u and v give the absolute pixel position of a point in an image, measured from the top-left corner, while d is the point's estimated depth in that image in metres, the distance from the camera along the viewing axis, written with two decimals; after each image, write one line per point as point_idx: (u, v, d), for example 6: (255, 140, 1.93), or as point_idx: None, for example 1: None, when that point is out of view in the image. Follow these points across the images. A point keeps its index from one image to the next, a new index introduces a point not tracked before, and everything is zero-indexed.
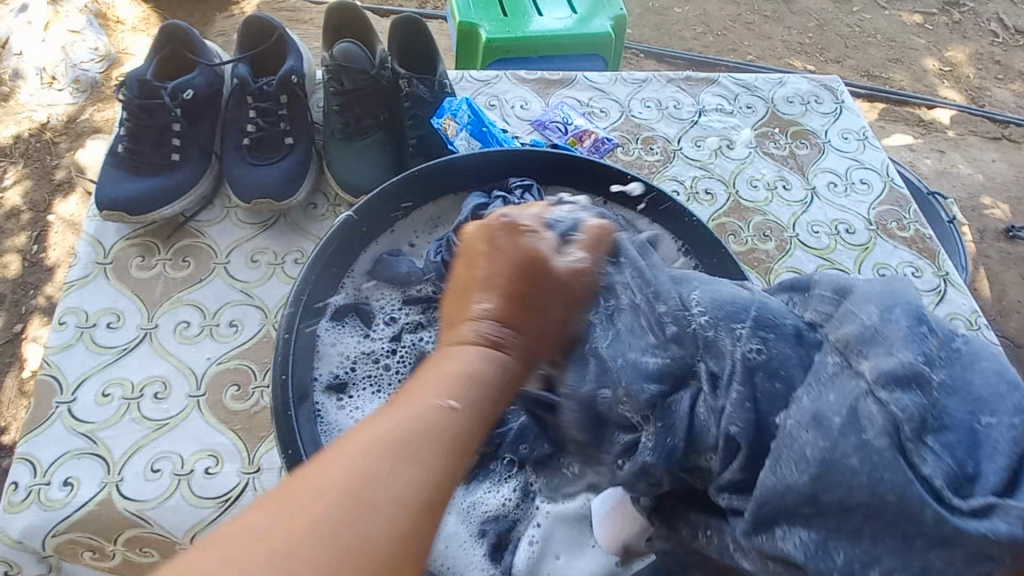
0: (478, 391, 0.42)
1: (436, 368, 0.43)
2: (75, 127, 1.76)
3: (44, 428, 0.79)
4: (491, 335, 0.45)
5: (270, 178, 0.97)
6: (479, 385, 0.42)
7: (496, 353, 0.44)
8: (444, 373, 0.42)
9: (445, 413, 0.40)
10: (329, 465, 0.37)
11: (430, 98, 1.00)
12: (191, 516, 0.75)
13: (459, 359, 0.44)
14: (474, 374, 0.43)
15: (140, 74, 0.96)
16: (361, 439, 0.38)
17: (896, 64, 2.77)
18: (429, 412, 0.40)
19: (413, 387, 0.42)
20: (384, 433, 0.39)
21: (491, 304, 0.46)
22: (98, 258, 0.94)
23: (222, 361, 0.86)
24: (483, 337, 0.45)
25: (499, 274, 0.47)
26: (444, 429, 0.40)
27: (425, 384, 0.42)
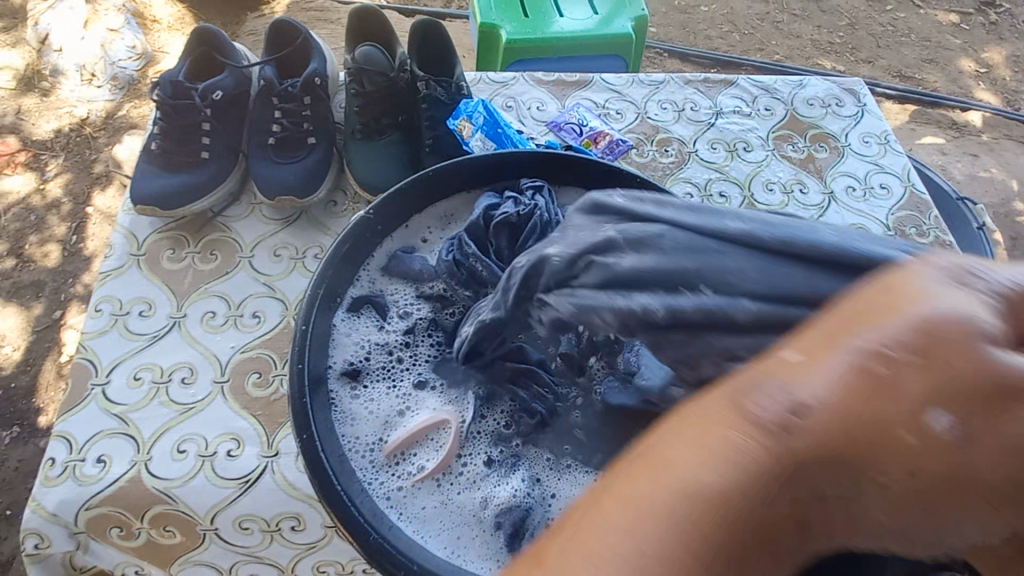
0: (712, 540, 0.31)
1: (684, 475, 0.32)
2: (113, 123, 1.84)
3: (80, 409, 0.85)
4: (760, 466, 0.32)
5: (293, 176, 1.01)
6: (725, 528, 0.31)
7: (751, 491, 0.31)
8: (666, 488, 0.32)
9: (668, 541, 0.31)
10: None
11: (447, 100, 1.04)
12: (213, 496, 0.79)
13: (695, 473, 0.32)
14: (714, 517, 0.31)
15: (173, 76, 1.01)
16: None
17: (929, 64, 2.70)
18: (652, 528, 0.31)
19: (652, 475, 0.33)
20: (618, 533, 0.32)
21: (798, 414, 0.32)
22: (132, 250, 0.99)
23: (245, 350, 0.90)
24: (742, 465, 0.32)
25: (847, 363, 0.33)
26: (688, 561, 0.31)
27: (640, 495, 0.32)
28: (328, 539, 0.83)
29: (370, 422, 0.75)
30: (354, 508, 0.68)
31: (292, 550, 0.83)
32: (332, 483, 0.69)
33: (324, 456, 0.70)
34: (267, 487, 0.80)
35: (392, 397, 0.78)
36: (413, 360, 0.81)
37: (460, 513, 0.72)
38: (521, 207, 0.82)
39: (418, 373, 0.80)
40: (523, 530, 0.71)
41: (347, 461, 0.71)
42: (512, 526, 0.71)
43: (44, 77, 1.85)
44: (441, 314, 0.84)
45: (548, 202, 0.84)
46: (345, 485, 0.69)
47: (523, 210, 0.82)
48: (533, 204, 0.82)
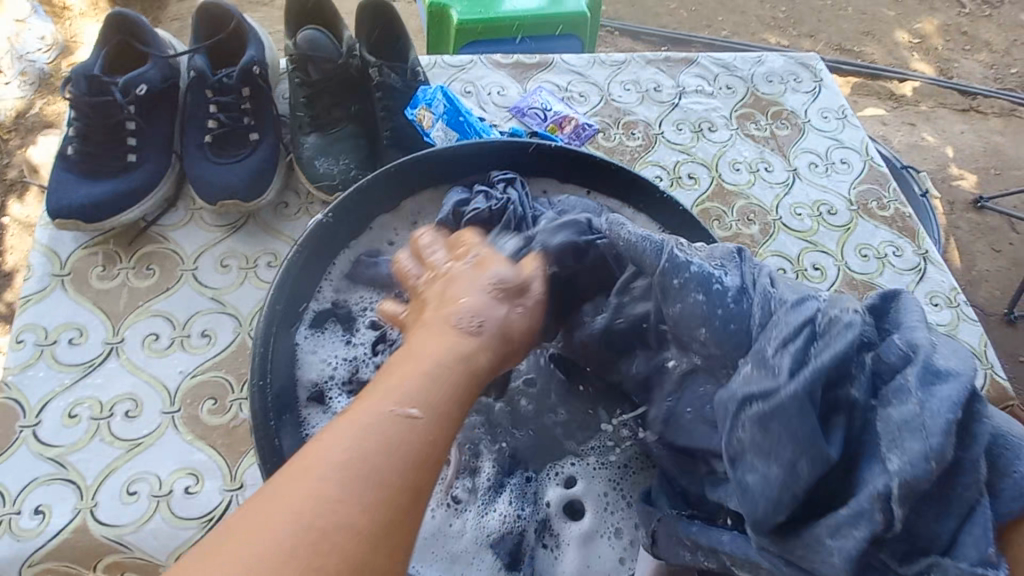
0: (438, 392, 0.43)
1: (407, 367, 0.45)
2: (25, 122, 1.65)
3: (8, 455, 0.75)
4: (461, 340, 0.48)
5: (236, 178, 0.92)
6: (448, 383, 0.44)
7: (461, 359, 0.46)
8: (415, 386, 0.43)
9: (403, 417, 0.40)
10: (348, 429, 0.39)
11: (403, 87, 0.96)
12: (173, 538, 0.71)
13: (431, 357, 0.45)
14: (452, 381, 0.44)
15: (87, 69, 0.89)
16: (365, 415, 0.40)
17: (867, 37, 2.78)
18: (387, 412, 0.40)
19: (387, 381, 0.43)
20: (346, 437, 0.39)
21: (468, 314, 0.50)
22: (55, 269, 0.88)
23: (196, 374, 0.82)
24: (453, 340, 0.47)
25: (480, 298, 0.52)
26: (401, 429, 0.40)
27: (388, 396, 0.42)
28: None
29: None
30: None
31: None
32: None
33: None
34: None
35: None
36: None
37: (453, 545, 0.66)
38: (493, 202, 0.77)
39: None
40: (523, 552, 0.67)
41: None
42: (510, 553, 0.67)
43: None
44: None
45: (521, 196, 0.79)
46: None
47: (496, 206, 0.77)
48: (506, 198, 0.77)
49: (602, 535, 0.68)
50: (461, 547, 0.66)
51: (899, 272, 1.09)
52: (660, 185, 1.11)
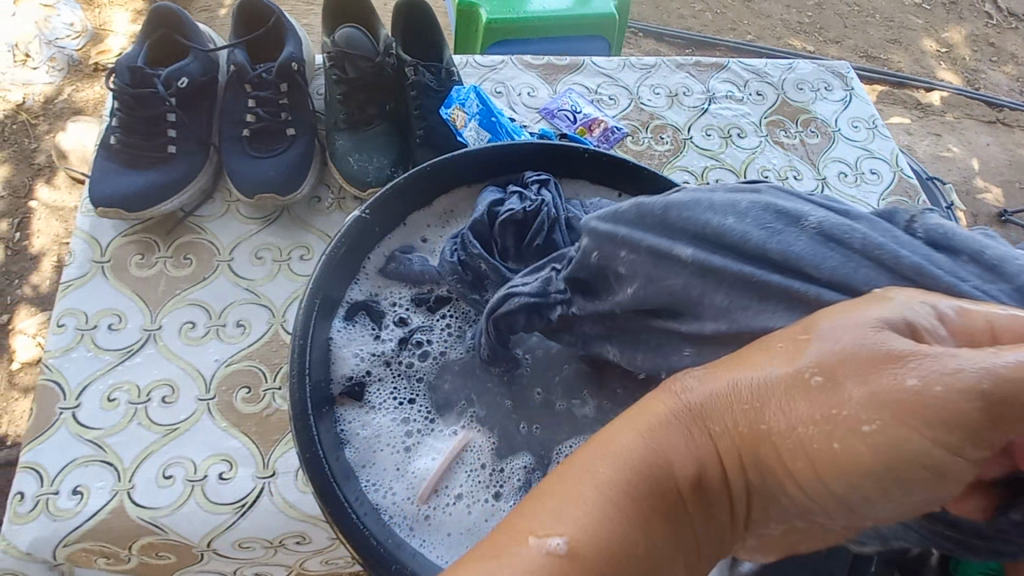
0: (603, 517, 0.34)
1: (576, 473, 0.36)
2: (53, 108, 1.68)
3: (49, 435, 0.77)
4: (676, 439, 0.37)
5: (272, 171, 0.93)
6: (621, 497, 0.35)
7: (661, 459, 0.36)
8: (591, 493, 0.35)
9: (552, 550, 0.33)
10: (487, 562, 0.33)
11: (437, 86, 0.97)
12: (206, 522, 0.73)
13: (629, 442, 0.37)
14: (623, 490, 0.35)
15: (131, 61, 0.91)
16: (513, 543, 0.34)
17: (894, 44, 2.75)
18: (535, 542, 0.33)
19: (558, 490, 0.36)
20: (488, 566, 0.33)
21: (698, 392, 0.38)
22: (95, 256, 0.90)
23: (230, 363, 0.84)
24: (656, 439, 0.37)
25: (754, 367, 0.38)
26: (554, 571, 0.32)
27: (573, 483, 0.36)
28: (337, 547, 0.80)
29: (376, 438, 0.71)
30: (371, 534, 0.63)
31: (298, 555, 0.80)
32: (343, 510, 0.64)
33: (329, 472, 0.65)
34: (266, 509, 0.75)
35: (395, 416, 0.72)
36: (415, 369, 0.76)
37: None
38: (528, 204, 0.78)
39: (423, 382, 0.75)
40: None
41: (354, 476, 0.67)
42: None
43: None
44: (441, 318, 0.79)
45: (555, 198, 0.80)
46: (359, 512, 0.64)
47: (529, 206, 0.78)
48: (540, 200, 0.78)
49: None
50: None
51: None
52: None
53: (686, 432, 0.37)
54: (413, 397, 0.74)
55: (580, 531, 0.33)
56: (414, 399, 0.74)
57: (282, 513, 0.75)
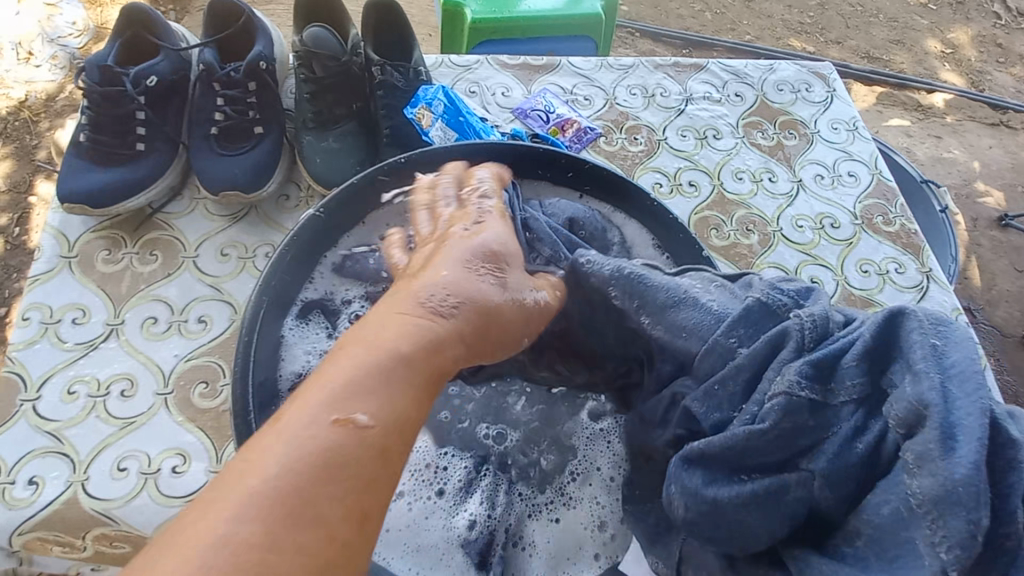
0: (384, 394, 0.42)
1: (327, 376, 0.42)
2: (55, 106, 1.71)
3: (9, 427, 0.78)
4: (422, 329, 0.46)
5: (238, 169, 0.94)
6: (381, 381, 0.42)
7: (418, 347, 0.45)
8: (389, 364, 0.43)
9: (350, 424, 0.40)
10: (297, 417, 0.40)
11: (405, 86, 0.98)
12: (159, 514, 0.74)
13: (390, 335, 0.45)
14: (387, 368, 0.43)
15: (100, 60, 0.92)
16: (303, 424, 0.39)
17: (897, 45, 2.71)
18: (333, 420, 0.39)
19: (305, 395, 0.41)
20: (270, 451, 0.38)
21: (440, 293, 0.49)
22: (62, 252, 0.91)
23: (190, 358, 0.85)
24: (405, 333, 0.45)
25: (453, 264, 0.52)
26: (353, 438, 0.39)
27: (344, 377, 0.42)
28: None
29: None
30: None
31: None
32: None
33: None
34: None
35: None
36: None
37: (425, 539, 0.68)
38: None
39: None
40: (495, 550, 0.68)
41: None
42: (480, 552, 0.68)
43: None
44: None
45: (513, 198, 0.79)
46: None
47: None
48: None
49: (585, 532, 0.69)
50: (431, 542, 0.68)
51: (900, 289, 1.07)
52: (659, 193, 1.11)
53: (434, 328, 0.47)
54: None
55: (294, 470, 0.37)
56: None
57: None
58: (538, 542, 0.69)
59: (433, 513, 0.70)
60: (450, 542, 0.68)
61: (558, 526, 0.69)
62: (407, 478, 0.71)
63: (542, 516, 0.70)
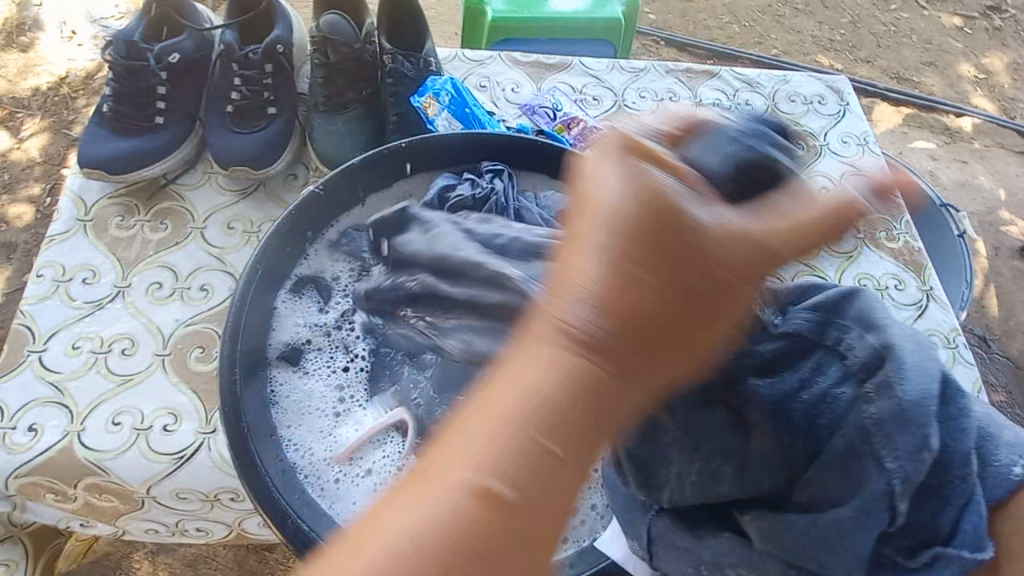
0: (509, 448, 0.38)
1: (444, 446, 0.40)
2: (92, 83, 1.79)
3: (15, 376, 0.82)
4: (571, 360, 0.40)
5: (249, 146, 0.98)
6: (512, 434, 0.39)
7: (563, 382, 0.40)
8: (475, 449, 0.39)
9: (465, 487, 0.38)
10: (416, 492, 0.38)
11: (414, 76, 1.00)
12: (148, 469, 0.78)
13: (540, 374, 0.40)
14: (528, 413, 0.39)
15: (127, 35, 0.97)
16: (446, 487, 0.38)
17: (928, 67, 2.66)
18: (457, 484, 0.38)
19: (425, 469, 0.39)
20: (413, 507, 0.38)
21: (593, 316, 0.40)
22: (79, 215, 0.96)
23: (189, 323, 0.88)
24: (554, 365, 0.40)
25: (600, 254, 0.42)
26: (471, 504, 0.37)
27: (473, 431, 0.39)
28: None
29: (306, 407, 0.74)
30: (283, 497, 0.68)
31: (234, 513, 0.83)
32: (254, 466, 0.68)
33: (248, 430, 0.69)
34: (203, 463, 0.79)
35: (327, 386, 0.76)
36: (352, 342, 0.78)
37: None
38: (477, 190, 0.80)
39: (360, 358, 0.78)
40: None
41: (278, 436, 0.71)
42: None
43: (24, 32, 1.81)
44: None
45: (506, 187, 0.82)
46: (273, 471, 0.69)
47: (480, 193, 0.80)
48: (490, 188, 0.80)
49: None
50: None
51: (897, 305, 1.06)
52: None
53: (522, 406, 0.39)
54: (345, 368, 0.77)
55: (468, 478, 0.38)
56: (349, 372, 0.77)
57: (218, 469, 0.79)
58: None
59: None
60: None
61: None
62: (380, 452, 0.73)
63: None
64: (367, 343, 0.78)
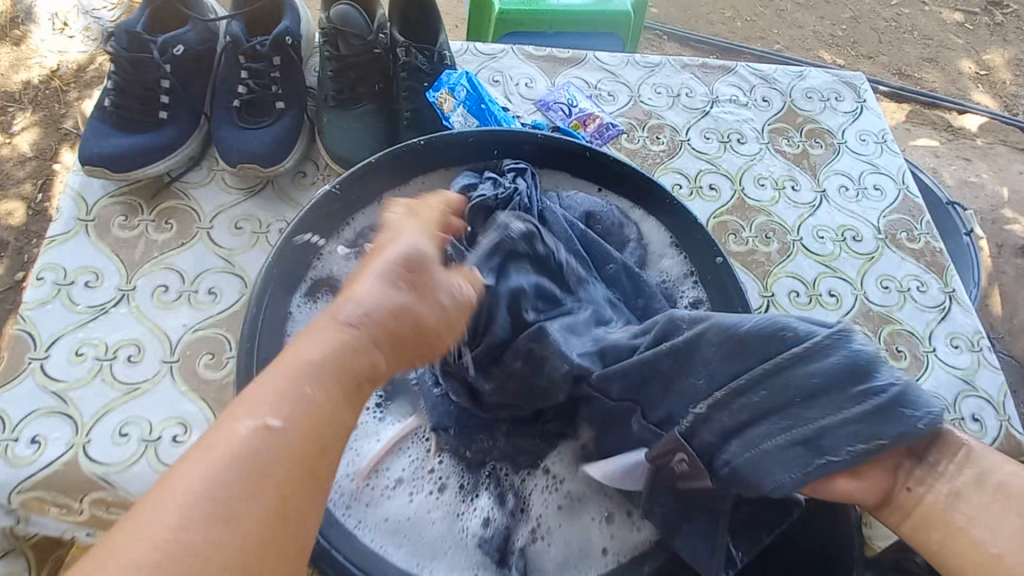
0: (289, 399, 0.41)
1: (208, 447, 0.39)
2: (84, 76, 1.73)
3: (15, 385, 0.79)
4: (332, 341, 0.45)
5: (258, 143, 0.94)
6: (274, 398, 0.41)
7: (336, 349, 0.45)
8: (244, 444, 0.38)
9: (265, 427, 0.39)
10: (196, 460, 0.38)
11: (429, 69, 0.97)
12: (157, 482, 0.75)
13: (309, 349, 0.44)
14: (298, 404, 0.41)
15: (130, 26, 0.93)
16: (219, 439, 0.39)
17: (930, 63, 2.65)
18: (253, 423, 0.39)
19: (195, 454, 0.38)
20: (190, 472, 0.37)
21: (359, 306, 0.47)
22: (79, 214, 0.92)
23: (198, 328, 0.85)
24: (322, 343, 0.44)
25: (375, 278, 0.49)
26: (258, 442, 0.39)
27: (260, 396, 0.41)
28: None
29: None
30: None
31: None
32: None
33: None
34: None
35: None
36: None
37: (431, 534, 0.67)
38: (500, 191, 0.76)
39: None
40: (512, 547, 0.67)
41: None
42: (497, 548, 0.66)
43: (14, 24, 1.76)
44: None
45: (530, 187, 0.78)
46: None
47: (503, 193, 0.77)
48: (513, 188, 0.77)
49: (594, 520, 0.69)
50: (438, 535, 0.67)
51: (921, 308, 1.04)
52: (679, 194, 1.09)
53: (313, 388, 0.42)
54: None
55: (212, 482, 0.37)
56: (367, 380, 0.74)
57: None
58: (550, 531, 0.68)
59: (435, 508, 0.68)
60: (461, 538, 0.67)
61: (568, 515, 0.69)
62: (408, 466, 0.70)
63: (551, 502, 0.70)
64: None
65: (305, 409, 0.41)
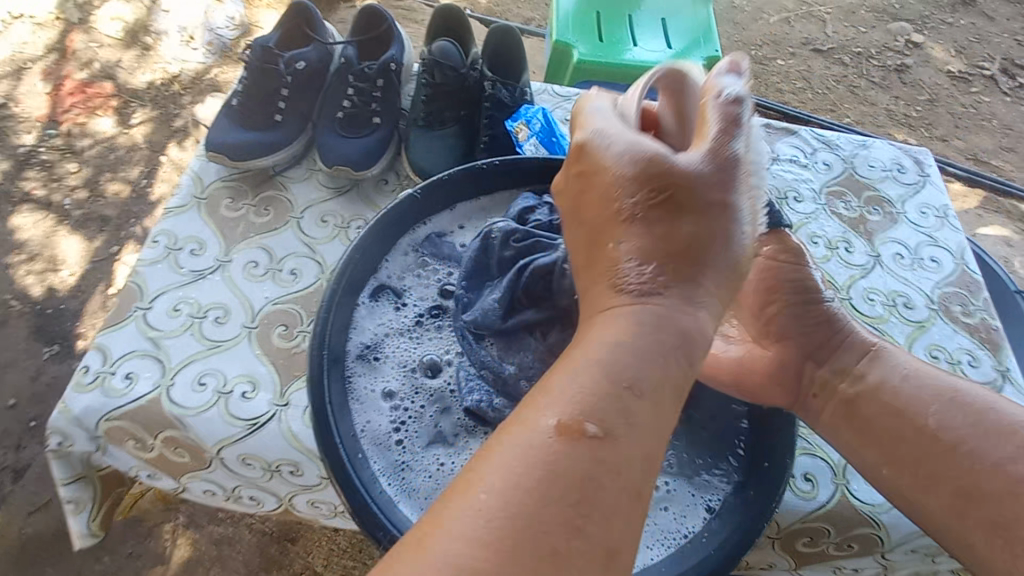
0: (511, 482, 0.37)
1: (495, 465, 0.38)
2: (200, 84, 2.00)
3: (121, 327, 0.90)
4: (630, 321, 0.45)
5: (354, 150, 1.07)
6: (525, 472, 0.37)
7: (594, 395, 0.41)
8: (541, 448, 0.38)
9: (553, 429, 0.39)
10: (506, 456, 0.39)
11: (510, 103, 1.08)
12: (222, 430, 0.83)
13: (606, 343, 0.44)
14: (521, 477, 0.37)
15: (263, 42, 1.09)
16: (522, 431, 0.40)
17: (1008, 152, 2.60)
18: (541, 430, 0.39)
19: (471, 476, 0.38)
20: (480, 486, 0.37)
21: (641, 265, 0.48)
22: (195, 193, 1.06)
23: (278, 302, 0.95)
24: (623, 323, 0.45)
25: (584, 377, 0.42)
26: (559, 448, 0.38)
27: (522, 437, 0.39)
28: (323, 488, 0.86)
29: (374, 416, 0.76)
30: (361, 490, 0.69)
31: (290, 487, 0.87)
32: (333, 440, 0.71)
33: (331, 416, 0.72)
34: (272, 432, 0.83)
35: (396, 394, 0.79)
36: (415, 344, 0.83)
37: None
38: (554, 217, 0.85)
39: (417, 366, 0.81)
40: None
41: (359, 442, 0.73)
42: None
43: (148, 33, 2.05)
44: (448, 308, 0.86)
45: None
46: (355, 465, 0.70)
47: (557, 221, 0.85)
48: None
49: None
50: None
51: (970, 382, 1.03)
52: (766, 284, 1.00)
53: (555, 443, 0.39)
54: (422, 380, 0.81)
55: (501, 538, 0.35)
56: (408, 382, 0.80)
57: (286, 441, 0.83)
58: None
59: None
60: None
61: None
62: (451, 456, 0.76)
63: None
64: (423, 347, 0.83)
65: (541, 448, 0.38)
